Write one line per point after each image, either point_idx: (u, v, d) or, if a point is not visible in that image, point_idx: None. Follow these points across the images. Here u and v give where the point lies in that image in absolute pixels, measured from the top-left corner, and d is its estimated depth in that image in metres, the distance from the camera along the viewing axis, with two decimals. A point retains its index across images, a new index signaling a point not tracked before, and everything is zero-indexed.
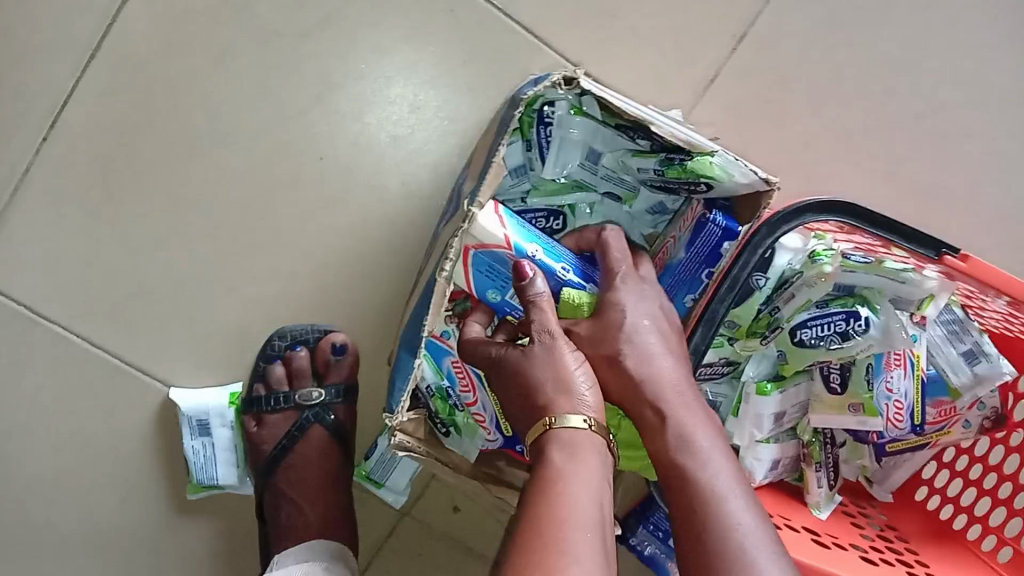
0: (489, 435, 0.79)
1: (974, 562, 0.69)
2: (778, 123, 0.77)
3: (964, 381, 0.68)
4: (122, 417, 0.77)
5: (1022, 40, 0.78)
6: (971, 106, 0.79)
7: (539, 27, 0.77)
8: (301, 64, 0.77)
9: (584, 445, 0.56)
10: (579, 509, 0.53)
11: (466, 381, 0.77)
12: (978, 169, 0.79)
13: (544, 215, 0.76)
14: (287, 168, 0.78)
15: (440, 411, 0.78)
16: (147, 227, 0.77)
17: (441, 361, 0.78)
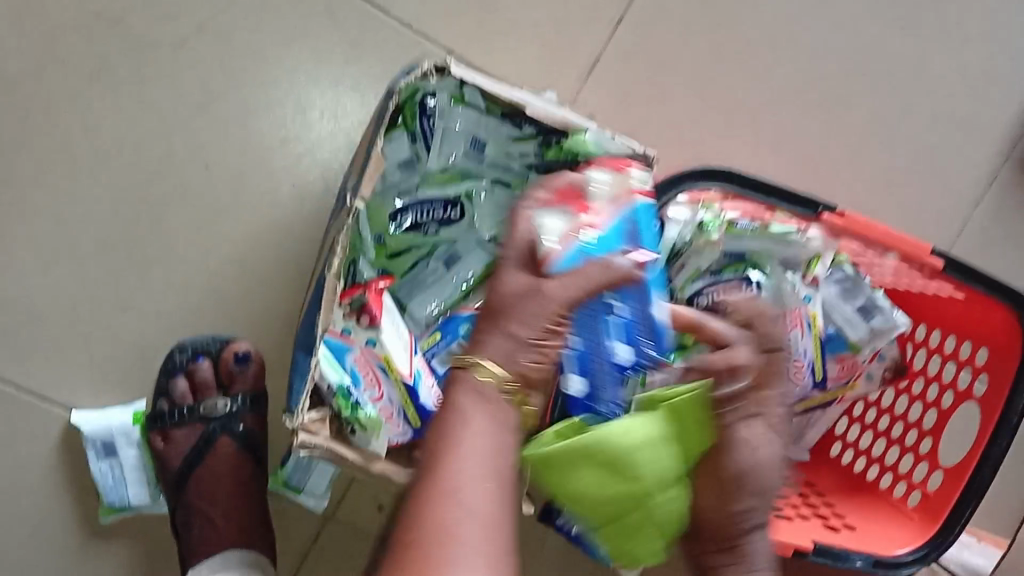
0: (396, 429, 0.71)
1: (885, 507, 0.78)
2: (663, 101, 0.82)
3: (862, 336, 0.76)
4: (29, 442, 0.77)
5: (885, 10, 0.84)
6: (837, 84, 0.84)
7: (418, 21, 0.78)
8: (179, 72, 0.76)
9: (486, 406, 0.55)
10: (468, 480, 0.52)
11: (370, 376, 0.71)
12: (855, 134, 0.85)
13: (441, 206, 0.74)
14: (173, 179, 0.76)
15: (343, 412, 0.69)
16: (34, 250, 0.76)
17: (342, 360, 0.70)
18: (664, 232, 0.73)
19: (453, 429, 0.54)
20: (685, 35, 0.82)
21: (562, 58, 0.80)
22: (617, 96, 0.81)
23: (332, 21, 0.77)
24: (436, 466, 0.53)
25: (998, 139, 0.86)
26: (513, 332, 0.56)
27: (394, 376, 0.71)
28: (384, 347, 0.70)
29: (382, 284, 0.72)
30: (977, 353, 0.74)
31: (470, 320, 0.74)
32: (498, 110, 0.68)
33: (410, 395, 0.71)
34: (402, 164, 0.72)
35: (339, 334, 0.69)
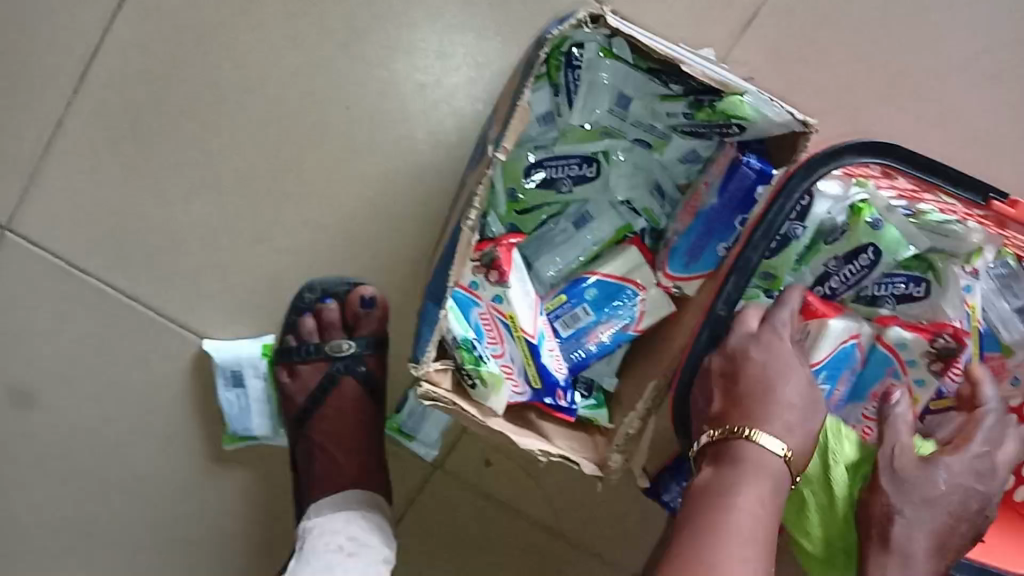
0: (516, 388, 0.71)
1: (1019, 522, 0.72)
2: (821, 63, 0.77)
3: (1017, 339, 0.72)
4: (161, 363, 0.81)
5: None
6: (1010, 60, 0.78)
7: None
8: (325, 10, 0.75)
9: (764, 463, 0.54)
10: (745, 534, 0.52)
11: (493, 331, 0.71)
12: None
13: (576, 162, 0.73)
14: (312, 119, 0.77)
15: (466, 363, 0.68)
16: (178, 178, 0.77)
17: (468, 314, 0.70)
18: (814, 207, 0.69)
19: (749, 489, 0.53)
20: None
21: (714, 14, 0.76)
22: (768, 57, 0.77)
23: None
24: (719, 521, 0.52)
25: None
26: (790, 405, 0.56)
27: (518, 334, 0.70)
28: (510, 305, 0.69)
29: (513, 240, 0.71)
30: None
31: (597, 285, 0.74)
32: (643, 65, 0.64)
33: (533, 355, 0.70)
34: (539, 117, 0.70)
35: (467, 288, 0.70)
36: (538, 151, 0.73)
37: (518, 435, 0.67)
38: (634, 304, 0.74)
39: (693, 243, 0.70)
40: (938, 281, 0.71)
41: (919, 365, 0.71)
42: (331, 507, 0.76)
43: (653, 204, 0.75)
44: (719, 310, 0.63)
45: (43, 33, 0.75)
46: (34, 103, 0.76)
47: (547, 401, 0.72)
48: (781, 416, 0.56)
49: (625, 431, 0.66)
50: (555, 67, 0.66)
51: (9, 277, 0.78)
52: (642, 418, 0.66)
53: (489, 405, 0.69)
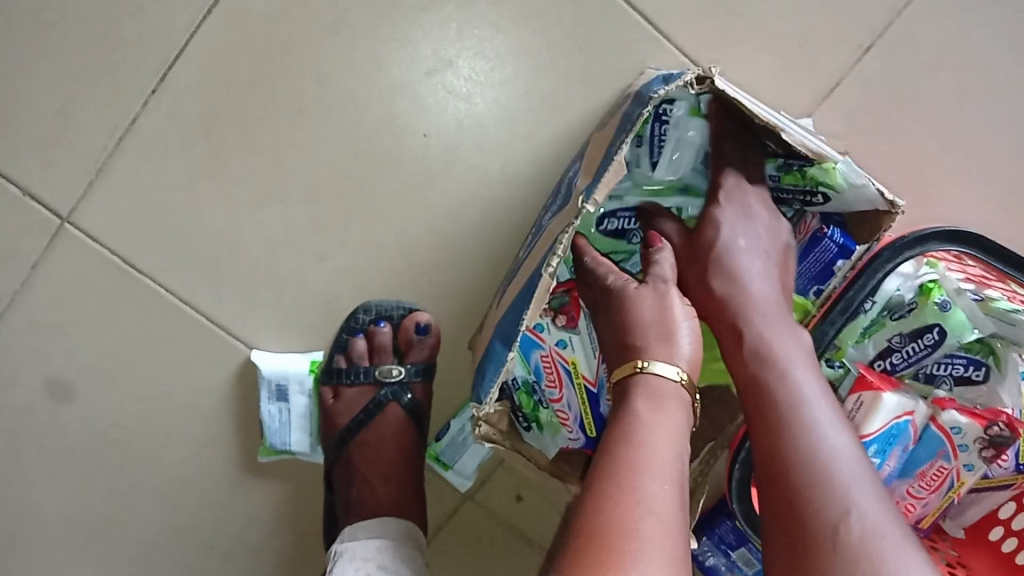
0: (572, 434, 0.71)
1: None
2: (899, 137, 0.77)
3: None
4: (205, 369, 0.80)
5: None
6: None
7: (659, 19, 0.75)
8: (414, 35, 0.75)
9: (666, 396, 0.56)
10: (661, 482, 0.51)
11: (554, 375, 0.69)
12: None
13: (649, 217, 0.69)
14: (388, 142, 0.76)
15: (523, 406, 0.70)
16: (246, 188, 0.77)
17: (529, 355, 0.70)
18: (884, 284, 0.69)
19: (643, 433, 0.54)
20: (936, 71, 0.77)
21: (799, 78, 0.77)
22: (846, 125, 0.77)
23: (574, 7, 0.75)
24: (630, 455, 0.52)
25: None
26: (666, 324, 0.59)
27: (579, 380, 0.69)
28: (573, 350, 0.69)
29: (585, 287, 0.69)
30: None
31: None
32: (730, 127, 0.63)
33: (591, 403, 0.69)
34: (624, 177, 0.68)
35: (531, 330, 0.69)
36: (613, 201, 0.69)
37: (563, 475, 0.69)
38: None
39: None
40: (999, 367, 0.71)
41: (970, 451, 0.70)
42: (374, 533, 0.74)
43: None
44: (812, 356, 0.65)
45: (127, 31, 0.74)
46: (110, 98, 0.75)
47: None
48: (664, 324, 0.59)
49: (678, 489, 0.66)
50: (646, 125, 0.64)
51: (63, 269, 0.77)
52: (697, 478, 0.67)
53: (544, 448, 0.71)
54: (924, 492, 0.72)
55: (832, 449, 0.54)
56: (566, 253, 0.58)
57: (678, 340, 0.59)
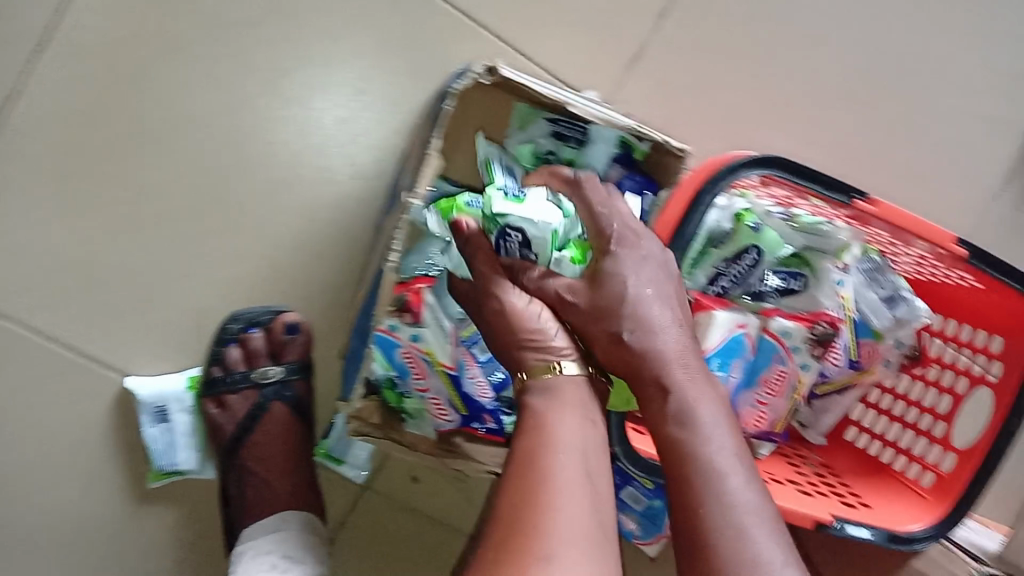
0: (444, 415, 0.75)
1: (907, 490, 0.86)
2: (707, 92, 0.86)
3: (886, 324, 0.86)
4: (83, 404, 0.80)
5: (912, 17, 0.90)
6: (866, 84, 0.90)
7: (477, 12, 0.81)
8: (246, 50, 0.78)
9: (564, 393, 0.60)
10: (564, 476, 0.55)
11: (417, 369, 0.74)
12: (881, 133, 0.91)
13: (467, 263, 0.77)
14: (234, 154, 0.78)
15: (392, 400, 0.75)
16: (98, 218, 0.78)
17: (391, 356, 0.73)
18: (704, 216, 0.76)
19: (542, 424, 0.58)
20: (730, 29, 0.86)
21: (612, 50, 0.83)
22: (661, 85, 0.85)
23: (395, 8, 0.79)
24: (540, 462, 0.56)
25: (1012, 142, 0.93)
26: (525, 332, 0.60)
27: (438, 368, 0.74)
28: (427, 342, 0.73)
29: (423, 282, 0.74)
30: (993, 342, 0.83)
31: None
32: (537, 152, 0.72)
33: (455, 385, 0.74)
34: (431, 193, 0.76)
35: (387, 331, 0.72)
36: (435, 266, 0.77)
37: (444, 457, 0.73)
38: None
39: None
40: (815, 276, 0.79)
41: (802, 351, 0.80)
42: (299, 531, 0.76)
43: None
44: None
45: None
46: None
47: (476, 426, 0.76)
48: (522, 327, 0.60)
49: None
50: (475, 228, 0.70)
51: None
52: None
53: (424, 434, 0.75)
54: (768, 397, 0.80)
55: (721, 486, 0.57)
56: (401, 244, 0.65)
57: (546, 335, 0.60)
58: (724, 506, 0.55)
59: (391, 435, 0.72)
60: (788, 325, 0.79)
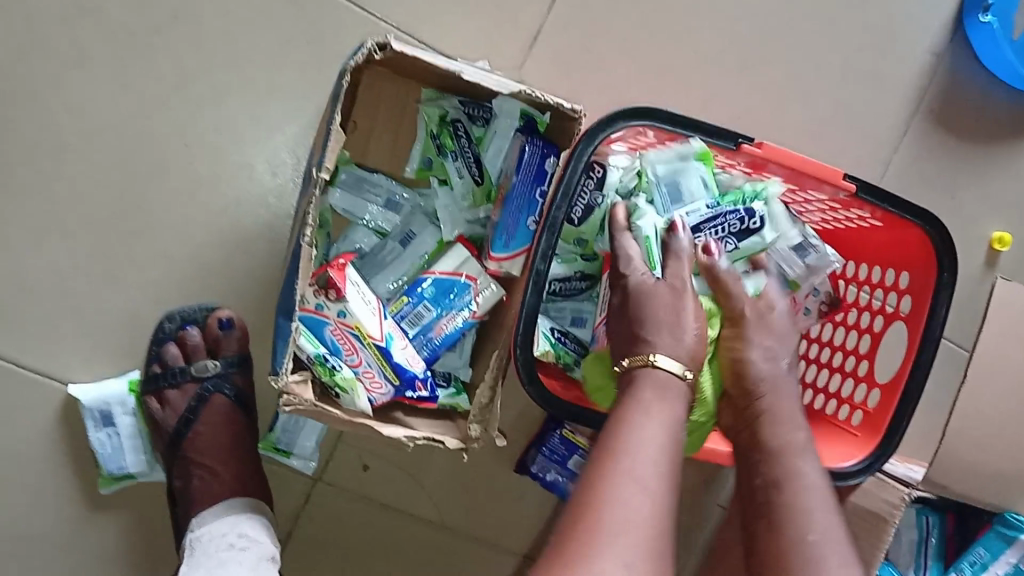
0: (379, 387, 0.77)
1: (842, 432, 0.88)
2: (600, 69, 0.93)
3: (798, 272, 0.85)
4: (27, 415, 0.82)
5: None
6: (747, 52, 0.97)
7: (373, 7, 0.86)
8: (157, 60, 0.82)
9: (671, 388, 0.67)
10: (653, 456, 0.62)
11: (347, 343, 0.76)
12: (767, 95, 0.98)
13: (390, 243, 0.84)
14: (156, 159, 0.83)
15: (323, 376, 0.74)
16: (29, 231, 0.82)
17: (322, 333, 0.75)
18: (607, 177, 0.81)
19: (644, 413, 0.64)
20: (615, 8, 0.93)
21: (506, 33, 0.89)
22: (555, 67, 0.91)
23: (293, 8, 0.84)
24: (634, 440, 0.62)
25: (888, 94, 1.01)
26: (676, 325, 0.69)
27: (367, 341, 0.76)
28: (354, 316, 0.76)
29: (344, 258, 0.77)
30: (901, 277, 0.87)
31: (434, 282, 0.81)
32: (442, 134, 0.83)
33: (385, 356, 0.76)
34: (342, 184, 0.83)
35: (313, 310, 0.75)
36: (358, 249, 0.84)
37: (383, 426, 0.74)
38: (468, 293, 0.80)
39: (508, 220, 0.78)
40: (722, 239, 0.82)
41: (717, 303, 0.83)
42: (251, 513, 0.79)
43: (481, 233, 0.84)
44: (550, 236, 0.73)
45: None
46: None
47: (409, 394, 0.77)
48: (666, 318, 0.69)
49: (478, 403, 0.75)
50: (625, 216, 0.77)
51: None
52: (492, 387, 0.75)
53: (357, 408, 0.74)
54: None
55: (800, 505, 0.72)
56: (314, 220, 0.69)
57: (681, 334, 0.69)
58: (798, 537, 0.71)
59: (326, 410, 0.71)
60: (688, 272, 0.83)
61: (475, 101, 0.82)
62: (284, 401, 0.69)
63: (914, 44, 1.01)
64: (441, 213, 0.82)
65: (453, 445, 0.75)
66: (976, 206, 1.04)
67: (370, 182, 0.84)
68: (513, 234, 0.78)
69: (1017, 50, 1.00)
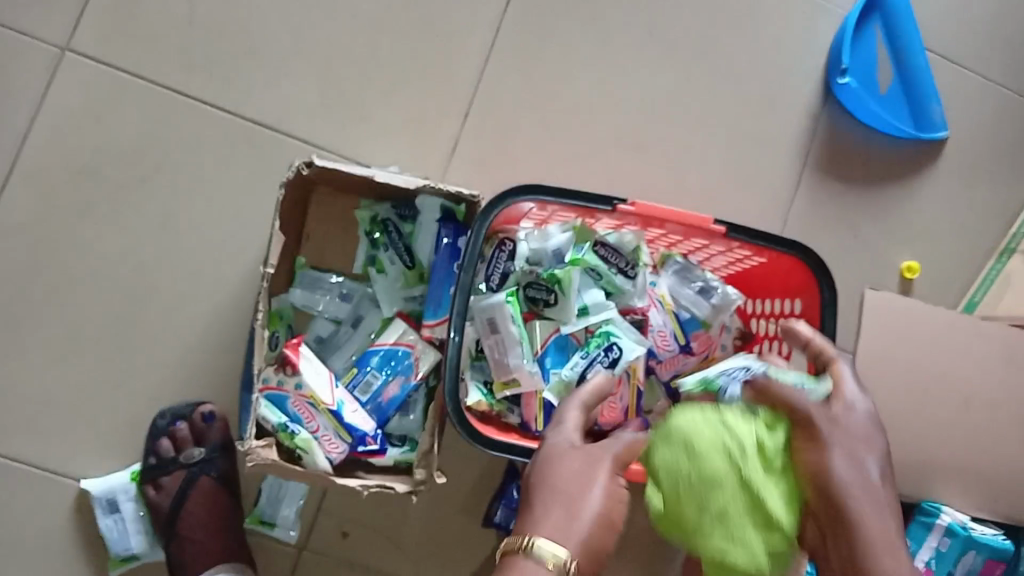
0: (335, 446, 0.89)
1: None
2: (514, 162, 1.09)
3: (708, 312, 0.98)
4: (47, 511, 0.95)
5: (666, 74, 1.13)
6: (643, 132, 1.12)
7: (315, 139, 1.05)
8: (143, 202, 1.01)
9: (562, 495, 0.69)
10: (529, 557, 0.65)
11: (305, 412, 0.88)
12: (668, 166, 1.12)
13: (343, 328, 0.99)
14: (146, 283, 1.00)
15: (284, 441, 0.87)
16: (45, 353, 0.98)
17: (284, 405, 0.89)
18: (517, 247, 0.94)
19: (538, 513, 0.68)
20: (520, 110, 1.09)
21: (428, 145, 1.07)
22: (475, 166, 1.08)
23: (250, 149, 1.03)
24: (513, 547, 0.67)
25: (777, 151, 1.15)
26: (584, 477, 0.70)
27: (322, 408, 0.89)
28: (309, 387, 0.89)
29: (298, 339, 0.92)
30: (796, 304, 0.97)
31: (378, 353, 0.94)
32: (374, 231, 0.98)
33: (338, 419, 0.89)
34: (300, 282, 0.98)
35: (274, 386, 0.89)
36: (317, 336, 0.99)
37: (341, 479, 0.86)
38: (409, 359, 0.93)
39: (434, 293, 0.93)
40: (619, 294, 0.96)
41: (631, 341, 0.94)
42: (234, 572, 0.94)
43: (417, 307, 0.98)
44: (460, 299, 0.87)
45: None
46: None
47: (361, 448, 0.90)
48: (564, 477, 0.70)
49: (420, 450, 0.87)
50: (560, 286, 0.93)
51: None
52: (431, 434, 0.86)
53: (317, 464, 0.87)
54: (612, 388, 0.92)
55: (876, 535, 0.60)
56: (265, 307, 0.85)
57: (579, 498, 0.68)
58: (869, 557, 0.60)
59: (287, 468, 0.83)
60: (589, 318, 0.94)
61: (404, 201, 0.98)
62: (250, 464, 0.82)
63: (793, 107, 1.15)
64: (380, 295, 0.98)
65: (403, 490, 0.86)
66: (876, 239, 1.16)
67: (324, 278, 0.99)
68: (435, 304, 0.93)
69: (883, 103, 1.15)
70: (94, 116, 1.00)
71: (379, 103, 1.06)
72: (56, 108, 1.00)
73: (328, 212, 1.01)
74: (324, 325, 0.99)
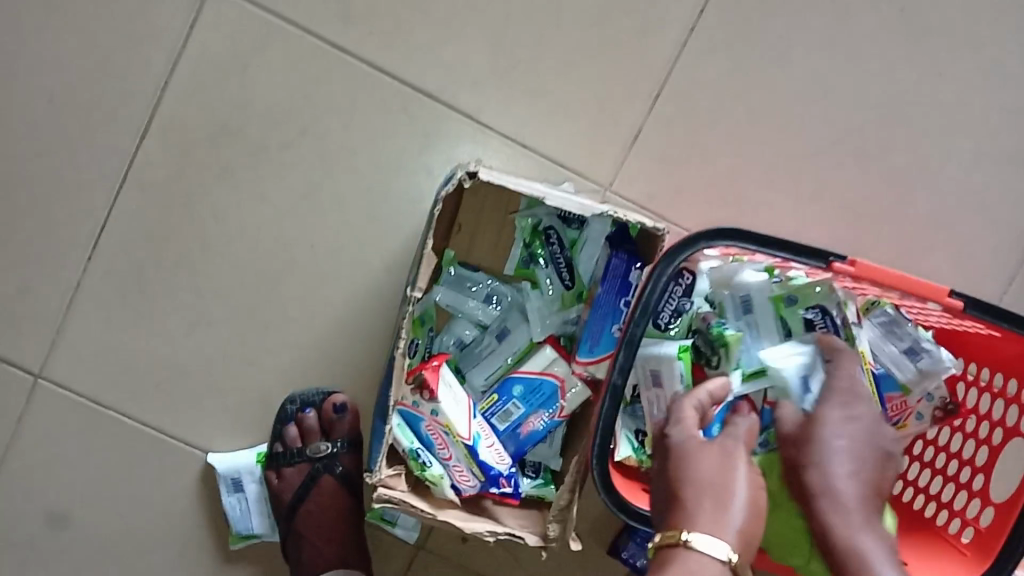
0: (467, 480, 0.82)
1: (948, 547, 0.82)
2: (704, 160, 0.93)
3: (912, 376, 0.83)
4: (173, 478, 0.95)
5: (902, 75, 0.93)
6: (860, 138, 0.94)
7: (480, 113, 0.91)
8: (286, 169, 0.92)
9: (709, 528, 0.63)
10: None
11: (439, 439, 0.81)
12: (883, 185, 0.94)
13: (484, 339, 0.89)
14: (283, 258, 0.93)
15: (414, 470, 0.80)
16: (177, 320, 0.93)
17: (418, 428, 0.82)
18: (697, 284, 0.82)
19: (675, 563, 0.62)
20: (720, 101, 0.92)
21: (607, 132, 0.92)
22: (658, 162, 0.93)
23: (407, 119, 0.91)
24: None
25: (1018, 181, 0.96)
26: (718, 485, 0.65)
27: (457, 438, 0.81)
28: (446, 415, 0.81)
29: (438, 359, 0.83)
30: (1011, 387, 0.82)
31: (523, 381, 0.85)
32: (534, 242, 0.86)
33: (472, 455, 0.81)
34: (445, 281, 0.88)
35: (411, 406, 0.81)
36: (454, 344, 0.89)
37: (468, 521, 0.79)
38: (556, 395, 0.85)
39: (594, 327, 0.81)
40: None
41: None
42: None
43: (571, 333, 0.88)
44: (626, 350, 0.73)
45: (64, 214, 0.92)
46: (58, 270, 0.93)
47: (494, 490, 0.82)
48: (706, 478, 0.66)
49: (557, 505, 0.78)
50: (725, 349, 0.81)
51: (44, 416, 0.94)
52: (571, 491, 0.78)
53: (448, 498, 0.81)
54: None
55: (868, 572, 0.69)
56: (406, 333, 0.76)
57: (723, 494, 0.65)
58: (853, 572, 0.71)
59: (416, 507, 0.77)
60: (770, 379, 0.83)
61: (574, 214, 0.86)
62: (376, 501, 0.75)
63: None
64: (531, 314, 0.87)
65: (533, 543, 0.78)
66: None
67: (471, 280, 0.88)
68: (599, 342, 0.81)
69: None
70: (240, 66, 0.90)
71: (557, 78, 0.91)
72: (200, 54, 0.90)
73: (487, 208, 0.89)
74: (463, 332, 0.89)
